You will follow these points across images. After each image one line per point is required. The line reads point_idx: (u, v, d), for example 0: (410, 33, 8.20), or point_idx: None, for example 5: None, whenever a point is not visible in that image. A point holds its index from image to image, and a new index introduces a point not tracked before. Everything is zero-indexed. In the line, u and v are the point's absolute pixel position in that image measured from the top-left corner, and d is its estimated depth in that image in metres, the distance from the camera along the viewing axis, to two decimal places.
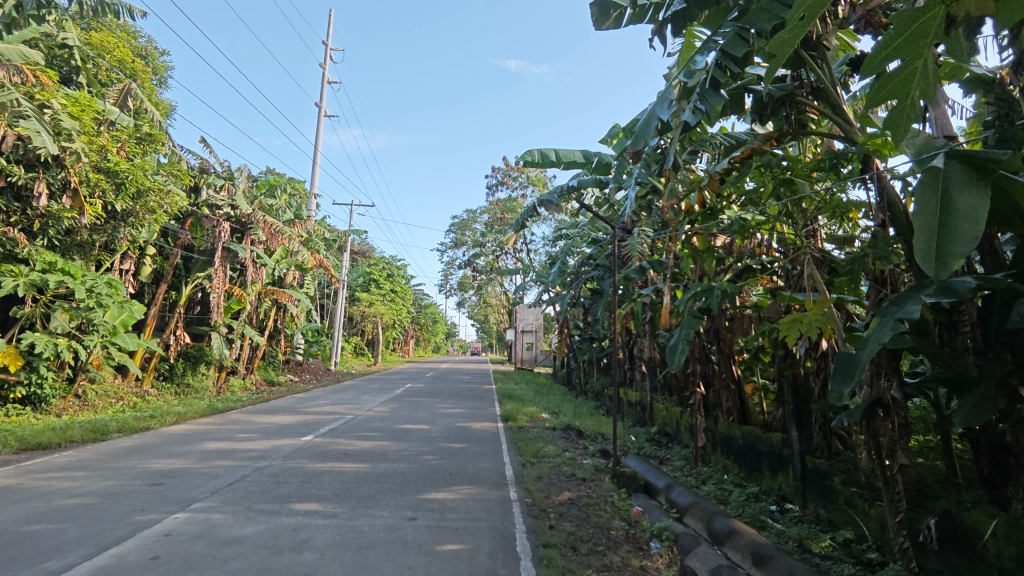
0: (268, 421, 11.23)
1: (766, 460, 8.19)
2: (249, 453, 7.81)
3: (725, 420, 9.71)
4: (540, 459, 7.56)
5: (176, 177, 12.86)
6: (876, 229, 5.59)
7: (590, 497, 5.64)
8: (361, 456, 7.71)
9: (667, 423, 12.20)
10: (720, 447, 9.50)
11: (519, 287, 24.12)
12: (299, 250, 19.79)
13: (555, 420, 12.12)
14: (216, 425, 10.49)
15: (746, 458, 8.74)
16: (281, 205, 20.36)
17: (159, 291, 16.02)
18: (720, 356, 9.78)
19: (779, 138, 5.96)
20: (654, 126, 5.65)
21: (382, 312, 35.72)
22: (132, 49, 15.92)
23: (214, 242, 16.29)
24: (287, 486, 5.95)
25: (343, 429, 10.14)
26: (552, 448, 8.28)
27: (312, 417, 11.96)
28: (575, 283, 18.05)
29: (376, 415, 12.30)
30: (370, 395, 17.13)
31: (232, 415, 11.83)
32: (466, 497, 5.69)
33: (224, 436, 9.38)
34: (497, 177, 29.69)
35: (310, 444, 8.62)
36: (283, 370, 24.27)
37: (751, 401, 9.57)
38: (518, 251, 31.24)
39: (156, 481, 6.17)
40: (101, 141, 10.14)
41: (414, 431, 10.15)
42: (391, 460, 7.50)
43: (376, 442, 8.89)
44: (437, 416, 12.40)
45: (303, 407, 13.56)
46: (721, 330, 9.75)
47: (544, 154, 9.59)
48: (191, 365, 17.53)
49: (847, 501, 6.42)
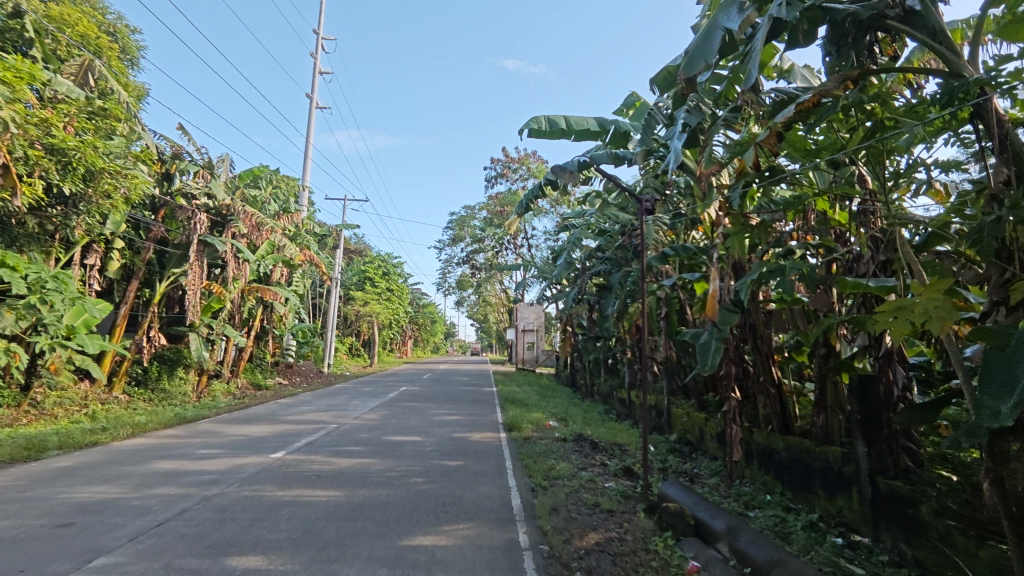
0: (239, 432, 9.86)
1: (820, 479, 6.97)
2: (202, 476, 6.46)
3: (762, 429, 8.50)
4: (554, 482, 6.27)
5: (135, 159, 11.50)
6: (996, 189, 4.21)
7: (624, 544, 4.33)
8: (337, 479, 6.37)
9: (690, 430, 10.89)
10: (759, 461, 8.29)
11: (520, 285, 22.83)
12: (285, 245, 18.49)
13: (564, 428, 10.80)
14: (178, 439, 9.12)
15: (792, 475, 7.54)
16: (266, 196, 19.00)
17: (130, 289, 14.70)
18: (757, 356, 8.51)
19: (860, 76, 4.70)
20: (719, 38, 4.80)
21: (377, 311, 34.35)
22: (99, 25, 14.54)
23: (189, 235, 14.93)
24: (233, 527, 4.63)
25: (322, 442, 8.79)
26: (566, 467, 6.96)
27: (290, 427, 10.60)
28: (582, 278, 16.68)
29: (364, 424, 10.95)
30: (361, 399, 15.78)
31: (201, 425, 10.49)
32: (462, 543, 4.36)
33: (181, 452, 8.01)
34: (496, 169, 28.27)
35: (280, 462, 7.28)
36: (271, 373, 22.93)
37: (792, 408, 8.38)
38: (518, 247, 29.87)
39: (65, 520, 4.81)
40: (42, 113, 8.76)
41: (405, 444, 8.80)
42: (372, 484, 6.16)
43: (359, 459, 7.57)
44: (432, 425, 11.06)
45: (283, 415, 12.21)
46: (759, 326, 8.45)
47: (552, 120, 8.21)
48: (167, 369, 16.20)
49: (942, 537, 5.18)
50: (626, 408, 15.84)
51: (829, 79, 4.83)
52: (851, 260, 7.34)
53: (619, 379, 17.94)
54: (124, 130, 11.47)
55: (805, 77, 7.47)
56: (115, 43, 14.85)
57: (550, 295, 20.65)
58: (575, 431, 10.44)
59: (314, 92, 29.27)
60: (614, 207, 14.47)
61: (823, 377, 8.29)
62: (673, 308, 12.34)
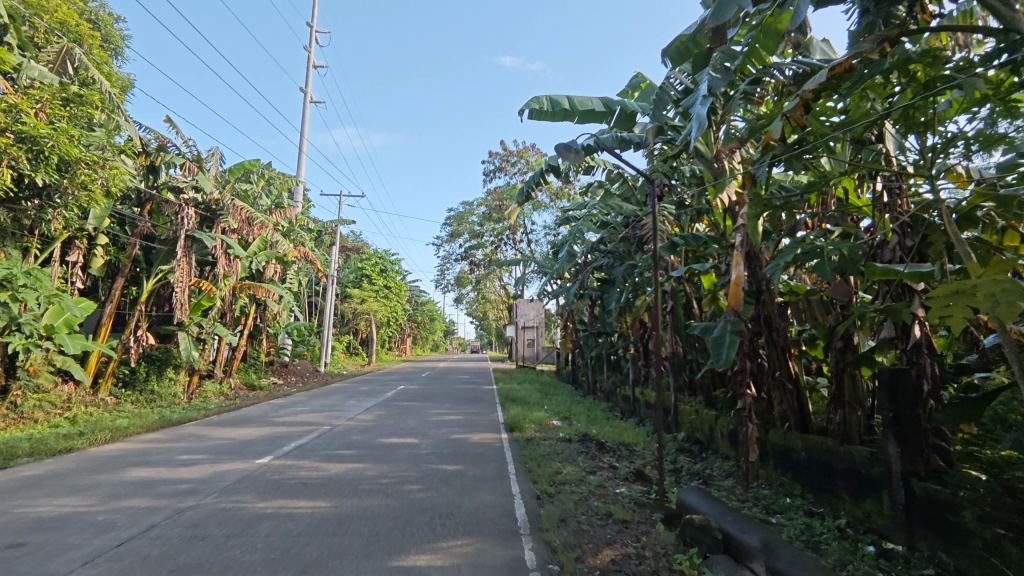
0: (226, 435, 9.35)
1: (845, 481, 6.51)
2: (179, 486, 5.96)
3: (778, 427, 8.02)
4: (561, 489, 5.77)
5: (113, 147, 10.99)
6: None
7: (643, 564, 3.86)
8: (325, 488, 5.87)
9: (699, 428, 10.41)
10: (776, 461, 7.82)
11: (520, 281, 22.33)
12: (278, 241, 17.98)
13: (568, 427, 10.32)
14: (159, 443, 8.61)
15: (812, 476, 7.09)
16: (258, 191, 18.45)
17: (115, 287, 14.17)
18: (772, 350, 8.01)
19: (899, 36, 4.22)
20: None
21: (375, 309, 33.84)
22: (80, 13, 13.91)
23: (176, 230, 14.41)
24: (203, 547, 4.12)
25: (312, 445, 8.29)
26: (573, 471, 6.47)
27: (280, 429, 10.09)
28: (584, 272, 16.17)
29: (358, 425, 10.46)
30: (356, 399, 15.31)
31: (187, 428, 9.99)
32: (460, 562, 3.87)
33: (161, 458, 7.50)
34: (494, 163, 27.72)
35: (265, 468, 6.78)
36: (266, 372, 22.43)
37: (810, 405, 7.92)
38: (518, 242, 29.37)
39: (17, 540, 4.31)
40: (11, 98, 8.21)
41: (400, 447, 8.30)
42: (363, 493, 5.66)
43: (351, 464, 7.08)
44: (430, 425, 10.58)
45: (274, 417, 11.71)
46: (775, 317, 7.96)
47: (553, 100, 7.70)
48: (156, 370, 15.69)
49: (987, 546, 4.72)
50: (630, 406, 15.36)
51: (866, 39, 4.33)
52: (875, 246, 6.89)
53: (623, 376, 17.46)
54: (103, 118, 10.93)
55: (824, 51, 6.97)
56: (98, 31, 14.23)
57: (550, 290, 20.16)
58: (580, 431, 9.94)
59: (308, 87, 28.68)
60: (617, 197, 13.97)
61: (840, 372, 7.85)
62: (679, 302, 11.91)
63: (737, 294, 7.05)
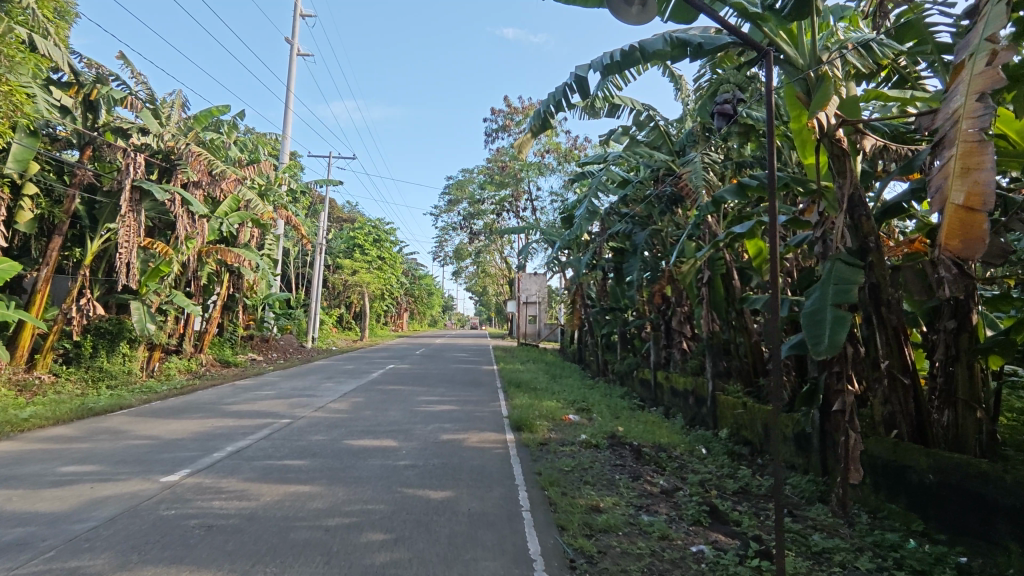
0: (149, 433, 7.20)
1: (1014, 524, 4.49)
2: (10, 531, 3.81)
3: (882, 436, 6.01)
4: (605, 548, 3.69)
5: (22, 63, 8.82)
6: None
7: None
8: (234, 539, 3.72)
9: (748, 426, 8.36)
10: (881, 482, 5.80)
11: (522, 250, 20.23)
12: (252, 200, 15.75)
13: (588, 424, 8.23)
14: (50, 444, 6.47)
15: (948, 509, 5.07)
16: (229, 143, 16.16)
17: (50, 247, 11.96)
18: (876, 330, 5.91)
19: None
20: None
21: (367, 281, 31.73)
22: None
23: (120, 180, 12.16)
24: None
25: (255, 451, 6.19)
26: (617, 507, 4.39)
27: (225, 423, 7.97)
28: (598, 239, 14.02)
29: (325, 418, 8.37)
30: (334, 381, 13.23)
31: (107, 420, 7.87)
32: None
33: (34, 470, 5.37)
34: (497, 122, 25.25)
35: (168, 492, 4.65)
36: (243, 348, 20.39)
37: (923, 405, 5.92)
38: (521, 211, 27.20)
39: None
40: None
41: (371, 455, 6.19)
42: (292, 553, 3.52)
43: (295, 485, 4.97)
44: (416, 419, 8.47)
45: (227, 405, 9.58)
46: (884, 287, 5.77)
47: None
48: (106, 344, 13.59)
49: None
50: (651, 393, 13.39)
51: None
52: None
53: (640, 357, 15.42)
54: None
55: None
56: None
57: (558, 261, 18.03)
58: (605, 430, 7.88)
59: (294, 37, 26.07)
60: (645, 146, 11.75)
61: (952, 362, 5.80)
62: (718, 272, 9.67)
63: (972, 233, 3.47)
